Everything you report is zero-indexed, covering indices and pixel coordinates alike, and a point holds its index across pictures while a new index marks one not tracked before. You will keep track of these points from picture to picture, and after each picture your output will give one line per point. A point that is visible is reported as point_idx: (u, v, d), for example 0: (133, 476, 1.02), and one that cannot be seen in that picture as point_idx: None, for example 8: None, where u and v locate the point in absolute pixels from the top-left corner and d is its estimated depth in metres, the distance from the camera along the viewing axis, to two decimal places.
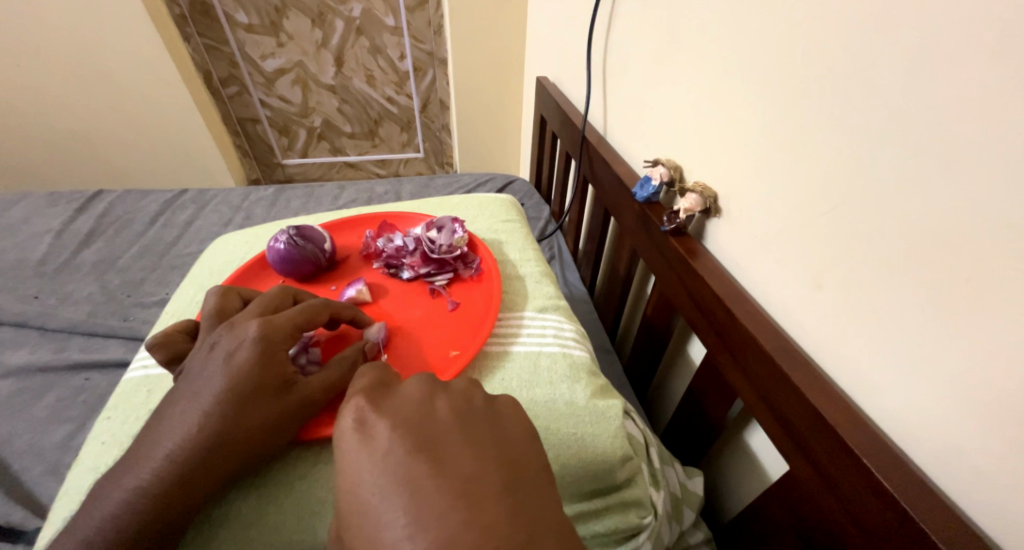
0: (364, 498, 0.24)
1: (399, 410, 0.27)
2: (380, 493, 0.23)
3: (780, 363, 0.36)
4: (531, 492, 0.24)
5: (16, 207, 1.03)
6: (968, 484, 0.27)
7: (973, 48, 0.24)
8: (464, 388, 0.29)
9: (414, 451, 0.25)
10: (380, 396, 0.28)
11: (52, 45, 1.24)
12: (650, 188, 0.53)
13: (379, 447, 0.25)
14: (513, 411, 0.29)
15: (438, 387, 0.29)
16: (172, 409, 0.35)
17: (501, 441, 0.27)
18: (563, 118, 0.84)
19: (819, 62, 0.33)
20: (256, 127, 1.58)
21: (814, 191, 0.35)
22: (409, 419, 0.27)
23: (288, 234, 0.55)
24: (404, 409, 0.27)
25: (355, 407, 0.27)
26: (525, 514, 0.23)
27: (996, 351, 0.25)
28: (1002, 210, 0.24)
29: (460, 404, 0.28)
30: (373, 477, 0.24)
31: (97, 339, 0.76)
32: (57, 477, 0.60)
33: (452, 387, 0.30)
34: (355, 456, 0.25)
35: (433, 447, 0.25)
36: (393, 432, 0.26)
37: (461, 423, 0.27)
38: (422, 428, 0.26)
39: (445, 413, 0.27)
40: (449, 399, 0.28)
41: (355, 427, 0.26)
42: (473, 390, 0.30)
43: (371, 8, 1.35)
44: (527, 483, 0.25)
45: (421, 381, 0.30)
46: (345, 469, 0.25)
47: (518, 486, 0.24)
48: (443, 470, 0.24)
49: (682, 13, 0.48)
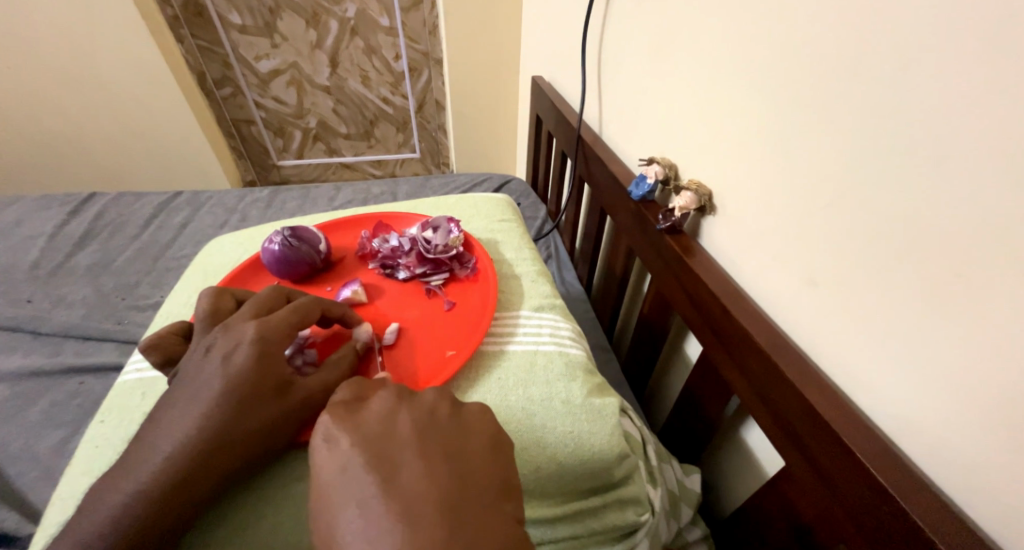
0: (329, 513, 0.24)
1: (363, 424, 0.28)
2: (342, 508, 0.24)
3: (775, 360, 0.37)
4: (491, 504, 0.25)
5: (7, 211, 1.02)
6: (963, 480, 0.27)
7: (968, 45, 0.24)
8: (431, 401, 0.30)
9: (372, 466, 0.25)
10: (349, 409, 0.29)
11: (43, 46, 1.23)
12: (645, 187, 0.53)
13: (343, 462, 0.26)
14: (480, 420, 0.30)
15: (403, 399, 0.30)
16: (167, 412, 0.34)
17: (462, 453, 0.27)
18: (559, 117, 0.84)
19: (812, 61, 0.33)
20: (251, 128, 1.57)
21: (808, 189, 0.35)
22: (371, 433, 0.27)
23: (283, 235, 0.54)
24: (369, 423, 0.28)
25: (323, 423, 0.28)
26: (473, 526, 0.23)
27: (992, 348, 0.25)
28: (997, 205, 0.24)
29: (424, 416, 0.29)
30: (336, 492, 0.25)
31: (91, 343, 0.76)
32: (51, 482, 0.59)
33: (420, 399, 0.30)
34: (324, 470, 0.26)
35: (393, 461, 0.26)
36: (355, 446, 0.26)
37: (422, 435, 0.27)
38: (385, 442, 0.27)
39: (407, 426, 0.28)
40: (413, 412, 0.29)
41: (324, 443, 0.27)
42: (439, 403, 0.30)
43: (365, 9, 1.35)
44: (480, 495, 0.25)
45: (389, 393, 0.30)
46: (316, 485, 0.26)
47: (471, 497, 0.25)
48: (394, 485, 0.24)
49: (676, 12, 0.49)
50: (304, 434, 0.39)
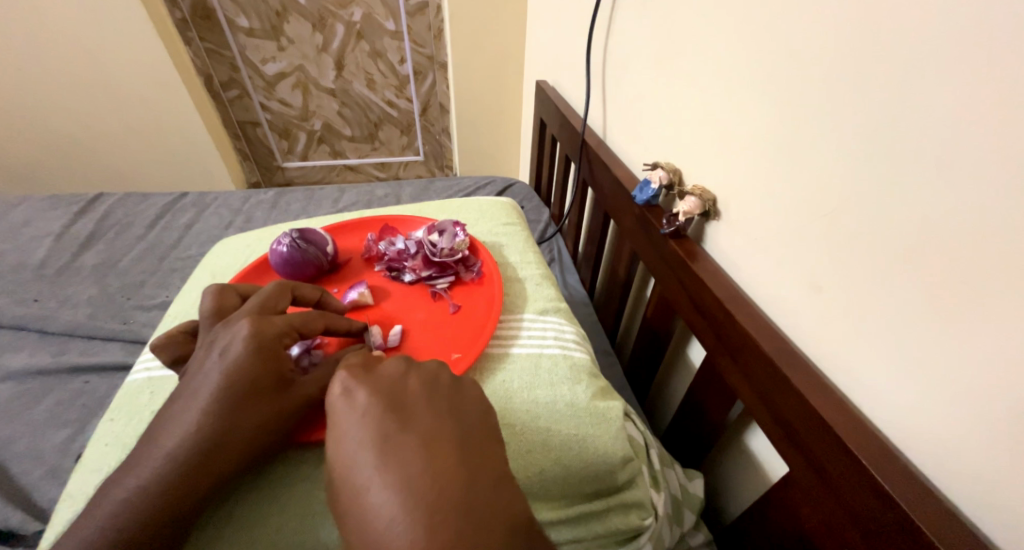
0: (344, 453, 0.27)
1: (378, 380, 0.31)
2: (356, 446, 0.27)
3: (778, 364, 0.37)
4: (489, 449, 0.29)
5: (15, 211, 1.02)
6: (966, 484, 0.27)
7: (972, 52, 0.24)
8: (435, 368, 0.33)
9: (389, 414, 0.28)
10: (364, 369, 0.32)
11: (52, 48, 1.25)
12: (649, 191, 0.54)
13: (359, 411, 0.28)
14: (476, 389, 0.34)
15: (411, 368, 0.33)
16: (172, 405, 0.35)
17: (463, 412, 0.30)
18: (563, 121, 0.84)
19: (816, 65, 0.33)
20: (256, 130, 1.58)
21: (812, 195, 0.35)
22: (386, 387, 0.30)
23: (290, 237, 0.55)
24: (383, 380, 0.31)
25: (341, 378, 0.30)
26: (475, 460, 0.27)
27: (997, 354, 0.25)
28: (1004, 212, 0.24)
29: (431, 379, 0.32)
30: (352, 434, 0.27)
31: (97, 342, 0.76)
32: (57, 481, 0.59)
33: (425, 366, 0.33)
34: (341, 417, 0.28)
35: (405, 410, 0.29)
36: (371, 396, 0.29)
37: (430, 396, 0.30)
38: (396, 396, 0.30)
39: (416, 386, 0.31)
40: (421, 377, 0.32)
41: (341, 394, 0.29)
42: (442, 370, 0.34)
43: (370, 13, 1.36)
44: (478, 441, 0.29)
45: (399, 359, 0.33)
46: (332, 430, 0.28)
47: (473, 448, 0.28)
48: (411, 428, 0.27)
49: (681, 17, 0.49)
50: (307, 433, 0.39)
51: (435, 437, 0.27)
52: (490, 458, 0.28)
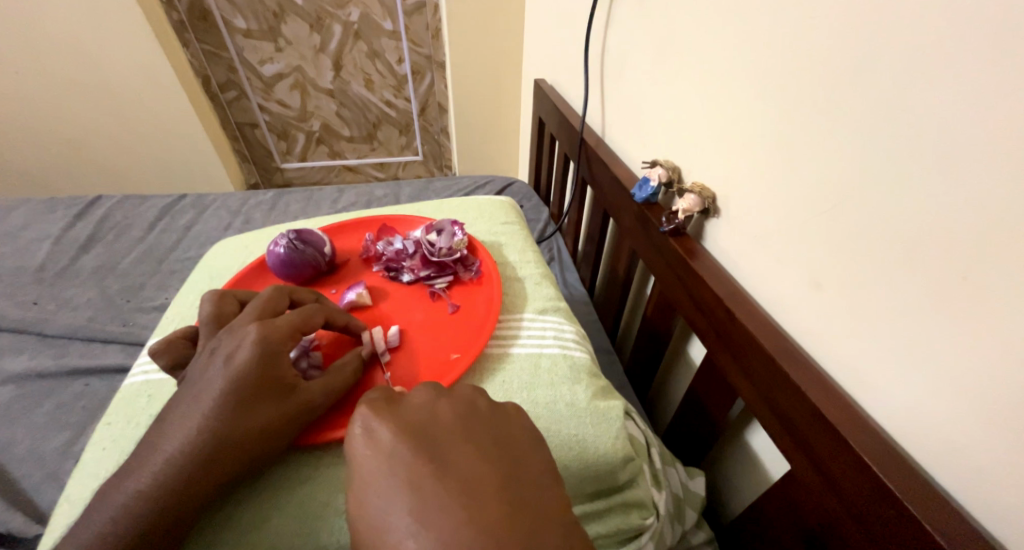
0: (369, 498, 0.26)
1: (403, 416, 0.30)
2: (386, 490, 0.26)
3: (780, 362, 0.36)
4: (538, 492, 0.27)
5: (14, 214, 1.02)
6: (971, 482, 0.27)
7: (972, 46, 0.24)
8: (468, 394, 0.32)
9: (416, 447, 0.28)
10: (387, 403, 0.31)
11: (50, 50, 1.24)
12: (648, 189, 0.53)
13: (385, 452, 0.28)
14: (515, 415, 0.32)
15: (441, 393, 0.32)
16: (174, 411, 0.35)
17: (503, 441, 0.30)
18: (562, 119, 0.84)
19: (814, 61, 0.33)
20: (255, 131, 1.58)
21: (813, 192, 0.35)
22: (413, 424, 0.30)
23: (288, 238, 0.55)
24: (409, 416, 0.30)
25: (362, 417, 0.30)
26: (521, 509, 0.25)
27: (998, 350, 0.25)
28: (1005, 208, 0.24)
29: (463, 407, 0.31)
30: (376, 476, 0.27)
31: (96, 344, 0.76)
32: (57, 484, 0.59)
33: (457, 393, 0.32)
34: (366, 459, 0.28)
35: (436, 450, 0.28)
36: (397, 437, 0.28)
37: (462, 423, 0.30)
38: (427, 435, 0.29)
39: (447, 418, 0.30)
40: (452, 405, 0.31)
41: (363, 432, 0.29)
42: (475, 396, 0.32)
43: (368, 12, 1.36)
44: (522, 480, 0.27)
45: (427, 388, 0.33)
46: (357, 472, 0.28)
47: (511, 479, 0.27)
48: (445, 472, 0.26)
49: (679, 14, 0.49)
50: (308, 438, 0.39)
51: (468, 472, 0.27)
52: (529, 487, 0.27)
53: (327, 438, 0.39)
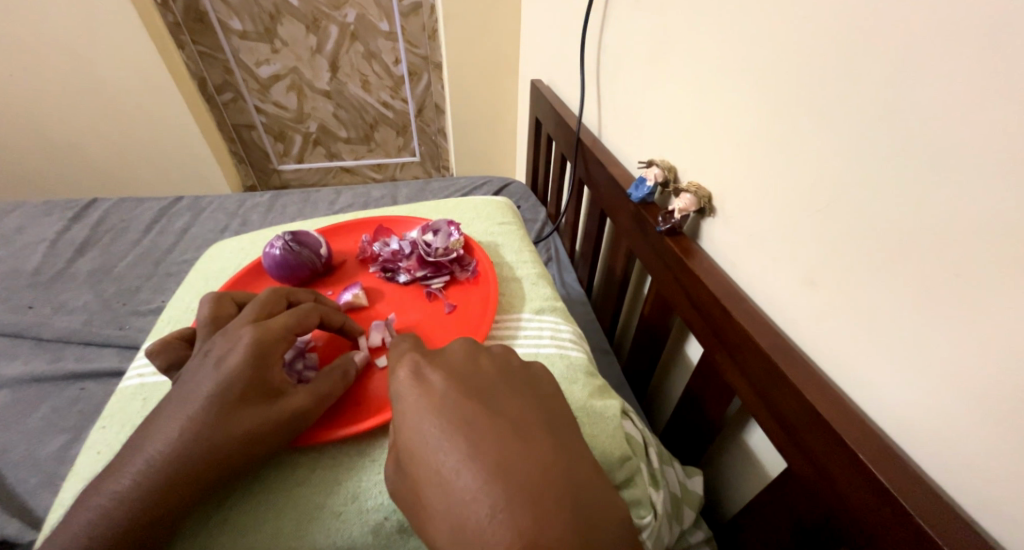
0: (417, 430, 0.29)
1: (448, 365, 0.33)
2: (434, 423, 0.28)
3: (775, 360, 0.37)
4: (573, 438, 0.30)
5: (9, 216, 1.02)
6: (966, 481, 0.27)
7: (963, 49, 0.24)
8: (504, 352, 0.36)
9: (458, 391, 0.30)
10: (433, 355, 0.34)
11: (45, 53, 1.24)
12: (645, 189, 0.53)
13: (433, 390, 0.30)
14: (545, 375, 0.35)
15: (480, 348, 0.35)
16: (164, 411, 0.35)
17: (536, 395, 0.32)
18: (558, 119, 0.84)
19: (810, 60, 0.33)
20: (251, 133, 1.58)
21: (806, 191, 0.35)
22: (458, 372, 0.32)
23: (284, 239, 0.55)
24: (454, 365, 0.33)
25: (411, 364, 0.33)
26: (562, 446, 0.28)
27: (992, 350, 0.25)
28: (1000, 207, 0.24)
29: (502, 363, 0.34)
30: (423, 410, 0.29)
31: (93, 348, 0.76)
32: (52, 489, 0.59)
33: (494, 350, 0.36)
34: (413, 397, 0.30)
35: (483, 393, 0.31)
36: (445, 379, 0.31)
37: (503, 375, 0.33)
38: (471, 380, 0.32)
39: (491, 369, 0.33)
40: (493, 360, 0.34)
41: (412, 376, 0.32)
42: (510, 354, 0.36)
43: (364, 13, 1.35)
44: (561, 425, 0.30)
45: (462, 343, 0.36)
46: (405, 409, 0.30)
47: (551, 421, 0.30)
48: (492, 410, 0.29)
49: (674, 14, 0.49)
50: (303, 439, 0.39)
51: (507, 416, 0.29)
52: (564, 434, 0.30)
53: (322, 438, 0.39)
